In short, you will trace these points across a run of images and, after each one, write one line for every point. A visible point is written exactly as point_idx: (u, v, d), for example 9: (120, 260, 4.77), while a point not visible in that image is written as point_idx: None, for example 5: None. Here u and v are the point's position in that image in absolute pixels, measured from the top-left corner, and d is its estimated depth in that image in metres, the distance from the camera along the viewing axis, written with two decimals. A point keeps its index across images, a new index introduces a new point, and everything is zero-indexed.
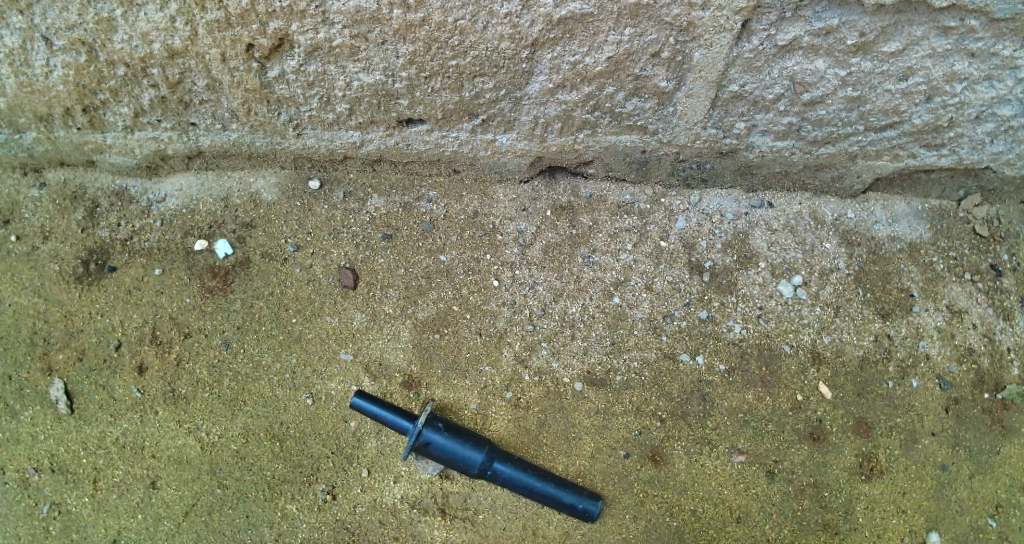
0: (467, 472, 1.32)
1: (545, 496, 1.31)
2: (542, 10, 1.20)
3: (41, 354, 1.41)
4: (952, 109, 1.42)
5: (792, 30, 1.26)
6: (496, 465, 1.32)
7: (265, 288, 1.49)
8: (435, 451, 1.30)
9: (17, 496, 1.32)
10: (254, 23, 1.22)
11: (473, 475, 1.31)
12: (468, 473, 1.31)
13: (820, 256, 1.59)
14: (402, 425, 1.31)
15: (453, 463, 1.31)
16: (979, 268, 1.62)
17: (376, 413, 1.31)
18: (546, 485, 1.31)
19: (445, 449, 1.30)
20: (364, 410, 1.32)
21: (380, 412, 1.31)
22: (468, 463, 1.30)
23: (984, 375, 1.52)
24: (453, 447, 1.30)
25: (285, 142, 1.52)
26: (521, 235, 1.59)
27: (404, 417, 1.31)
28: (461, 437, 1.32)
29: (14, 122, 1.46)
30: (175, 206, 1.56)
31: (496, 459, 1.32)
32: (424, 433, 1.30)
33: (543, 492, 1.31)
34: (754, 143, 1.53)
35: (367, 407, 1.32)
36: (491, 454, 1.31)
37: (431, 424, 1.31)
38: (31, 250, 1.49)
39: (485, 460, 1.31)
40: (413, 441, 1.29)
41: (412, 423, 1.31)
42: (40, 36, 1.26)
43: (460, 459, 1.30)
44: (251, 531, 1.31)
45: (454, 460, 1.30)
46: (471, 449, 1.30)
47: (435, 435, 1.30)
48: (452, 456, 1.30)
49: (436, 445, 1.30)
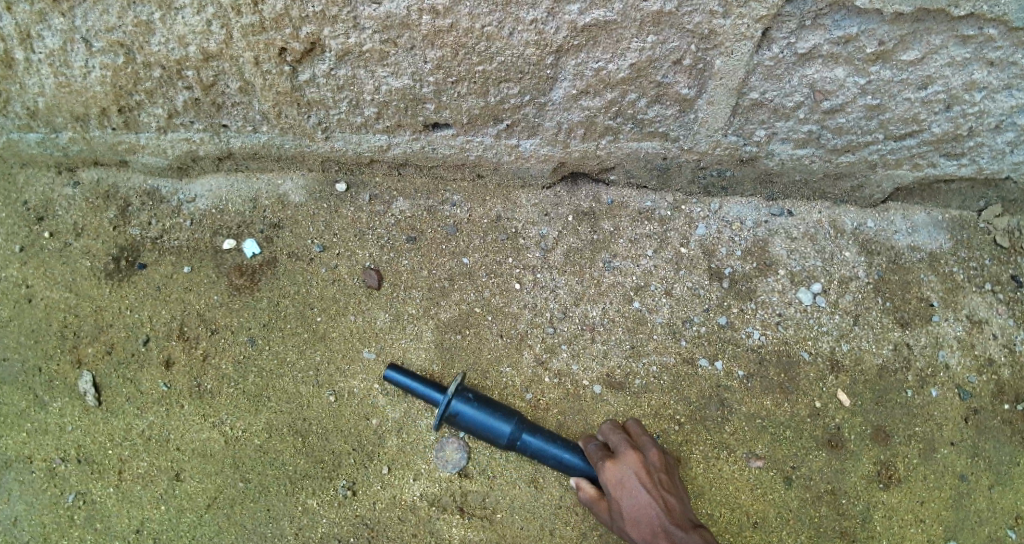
0: (496, 444, 1.33)
1: (576, 470, 1.32)
2: (567, 17, 1.23)
3: (71, 347, 1.45)
4: (972, 118, 1.42)
5: (811, 38, 1.28)
6: (525, 437, 1.33)
7: (290, 287, 1.52)
8: (464, 422, 1.32)
9: (44, 485, 1.35)
10: (287, 28, 1.26)
11: (502, 446, 1.33)
12: (497, 444, 1.33)
13: (839, 264, 1.60)
14: (432, 397, 1.34)
15: (483, 434, 1.32)
16: (1000, 279, 1.62)
17: (409, 385, 1.36)
18: (576, 459, 1.32)
19: (473, 420, 1.32)
20: (397, 382, 1.37)
21: (412, 385, 1.36)
22: (496, 434, 1.31)
23: (1004, 385, 1.52)
24: (482, 417, 1.32)
25: (313, 145, 1.56)
26: (543, 239, 1.61)
27: (434, 389, 1.35)
28: (490, 408, 1.33)
29: (51, 121, 1.51)
30: (204, 206, 1.60)
31: (524, 431, 1.33)
32: (453, 404, 1.32)
33: (574, 465, 1.32)
34: (774, 150, 1.54)
35: (399, 380, 1.37)
36: (519, 425, 1.32)
37: (459, 395, 1.33)
38: (64, 247, 1.53)
39: (514, 432, 1.32)
40: (442, 411, 1.30)
41: (441, 395, 1.33)
42: (80, 38, 1.31)
43: (489, 430, 1.32)
44: (271, 525, 1.33)
45: (484, 431, 1.32)
46: (500, 420, 1.32)
47: (463, 405, 1.32)
48: (480, 427, 1.32)
49: (464, 416, 1.32)
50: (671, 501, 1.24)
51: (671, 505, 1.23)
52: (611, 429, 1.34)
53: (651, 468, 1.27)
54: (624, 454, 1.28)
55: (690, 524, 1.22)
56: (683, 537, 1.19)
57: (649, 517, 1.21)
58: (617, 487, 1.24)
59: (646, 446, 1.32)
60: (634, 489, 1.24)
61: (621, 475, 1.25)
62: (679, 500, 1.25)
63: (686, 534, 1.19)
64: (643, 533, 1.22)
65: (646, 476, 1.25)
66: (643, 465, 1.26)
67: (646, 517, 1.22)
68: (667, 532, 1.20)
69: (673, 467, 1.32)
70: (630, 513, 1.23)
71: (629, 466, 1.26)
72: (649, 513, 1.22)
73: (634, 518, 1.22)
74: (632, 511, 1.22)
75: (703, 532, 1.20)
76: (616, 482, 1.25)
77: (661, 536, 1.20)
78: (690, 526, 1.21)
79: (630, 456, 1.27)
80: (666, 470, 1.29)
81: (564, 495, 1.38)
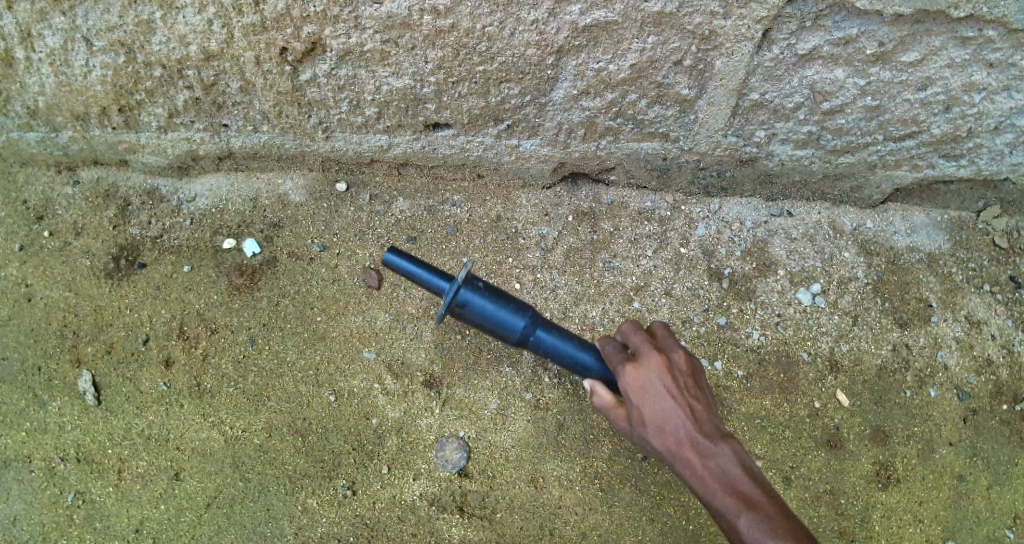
0: (506, 338, 1.17)
1: (592, 372, 1.20)
2: (568, 18, 1.23)
3: (70, 346, 1.45)
4: (971, 119, 1.43)
5: (811, 39, 1.28)
6: (539, 333, 1.18)
7: (290, 286, 1.52)
8: (474, 314, 1.14)
9: (43, 484, 1.35)
10: (289, 27, 1.26)
11: (513, 340, 1.17)
12: (507, 338, 1.17)
13: (838, 265, 1.60)
14: (437, 285, 1.13)
15: (493, 326, 1.15)
16: (998, 280, 1.63)
17: (409, 271, 1.14)
18: (593, 359, 1.20)
19: (484, 313, 1.13)
20: (395, 266, 1.15)
21: (412, 269, 1.14)
22: (509, 327, 1.15)
23: (1003, 386, 1.52)
24: (495, 310, 1.13)
25: (314, 144, 1.56)
26: (543, 239, 1.61)
27: (439, 275, 1.13)
28: (503, 299, 1.15)
29: (51, 121, 1.51)
30: (205, 206, 1.60)
31: (539, 326, 1.18)
32: (462, 293, 1.12)
33: (589, 366, 1.20)
34: (774, 151, 1.55)
35: (398, 263, 1.15)
36: (535, 319, 1.17)
37: (469, 283, 1.13)
38: (64, 246, 1.53)
39: (528, 326, 1.16)
40: (449, 301, 1.11)
41: (449, 282, 1.13)
42: (81, 37, 1.31)
43: (501, 324, 1.14)
44: (270, 524, 1.33)
45: (493, 325, 1.15)
46: (514, 313, 1.14)
47: (474, 295, 1.12)
48: (491, 320, 1.14)
49: (475, 307, 1.13)
50: (699, 409, 1.06)
51: (699, 414, 1.05)
52: (635, 330, 1.16)
53: (677, 373, 1.09)
54: (646, 357, 1.10)
55: (721, 433, 1.04)
56: (712, 447, 1.01)
57: (674, 423, 1.04)
58: (638, 392, 1.07)
59: (673, 349, 1.14)
60: (659, 395, 1.06)
61: (643, 380, 1.08)
62: (709, 408, 1.08)
63: (715, 444, 1.02)
64: (667, 442, 1.05)
65: (671, 382, 1.07)
66: (669, 369, 1.09)
67: (671, 424, 1.04)
68: (694, 443, 1.02)
69: (703, 375, 1.14)
70: (652, 420, 1.05)
71: (653, 368, 1.08)
72: (674, 420, 1.04)
73: (657, 425, 1.05)
74: (654, 419, 1.05)
75: (735, 443, 1.03)
76: (636, 386, 1.08)
77: (687, 447, 1.02)
78: (720, 436, 1.03)
79: (653, 358, 1.10)
80: (694, 375, 1.11)
81: (563, 495, 1.38)
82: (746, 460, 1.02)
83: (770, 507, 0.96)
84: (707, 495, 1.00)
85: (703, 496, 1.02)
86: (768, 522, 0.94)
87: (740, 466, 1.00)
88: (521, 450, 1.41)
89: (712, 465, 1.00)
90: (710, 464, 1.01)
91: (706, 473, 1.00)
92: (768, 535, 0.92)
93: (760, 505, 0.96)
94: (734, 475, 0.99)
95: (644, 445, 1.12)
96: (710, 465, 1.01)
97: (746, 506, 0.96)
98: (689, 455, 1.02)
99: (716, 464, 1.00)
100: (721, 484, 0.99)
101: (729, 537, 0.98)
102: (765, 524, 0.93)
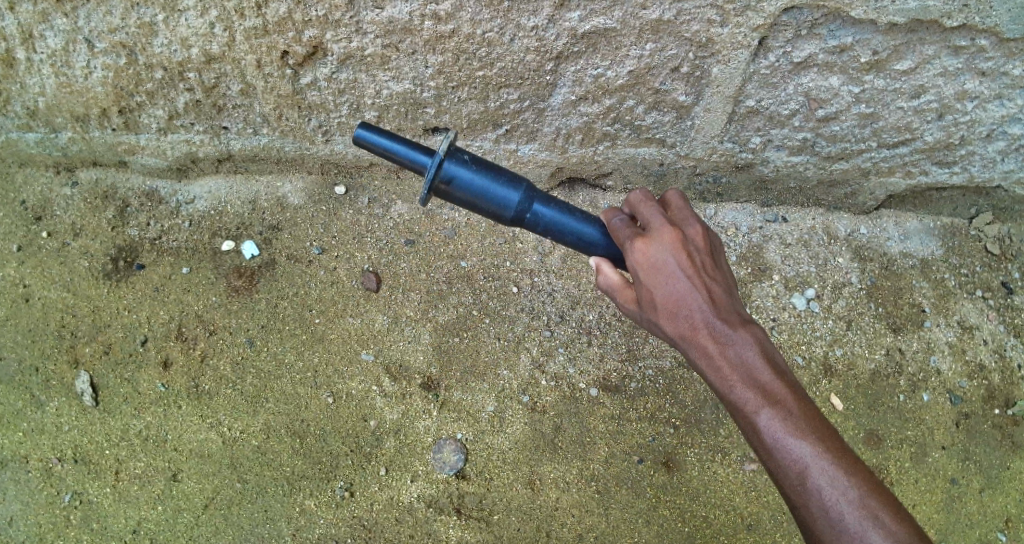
0: (500, 217, 1.03)
1: (597, 248, 1.08)
2: (567, 24, 1.25)
3: (68, 347, 1.45)
4: (964, 127, 1.45)
5: (807, 47, 1.30)
6: (537, 208, 1.04)
7: (289, 288, 1.53)
8: (462, 192, 0.99)
9: (40, 485, 1.34)
10: (290, 31, 1.27)
11: (508, 220, 1.03)
12: (501, 217, 1.03)
13: (832, 270, 1.62)
14: (418, 161, 0.99)
15: (485, 206, 1.01)
16: (990, 285, 1.65)
17: (385, 148, 1.00)
18: (598, 233, 1.07)
19: (474, 189, 0.99)
20: (369, 144, 1.01)
21: (389, 146, 1.00)
22: (503, 204, 1.01)
23: (994, 390, 1.54)
24: (485, 186, 0.99)
25: (313, 147, 1.58)
26: (540, 243, 1.62)
27: (419, 150, 0.99)
28: (493, 172, 1.00)
29: (51, 121, 1.51)
30: (203, 207, 1.60)
31: (536, 201, 1.04)
32: (447, 167, 0.98)
33: (595, 242, 1.08)
34: (769, 158, 1.56)
35: (373, 141, 1.01)
36: (531, 193, 1.03)
37: (454, 156, 0.98)
38: (62, 247, 1.53)
39: (525, 201, 1.02)
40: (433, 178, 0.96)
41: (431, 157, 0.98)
42: (83, 38, 1.31)
43: (493, 200, 1.00)
44: (268, 525, 1.33)
45: (486, 202, 1.00)
46: (507, 186, 1.00)
47: (461, 169, 0.98)
48: (482, 197, 1.00)
49: (463, 183, 0.98)
50: (717, 291, 0.95)
51: (717, 296, 0.95)
52: (645, 202, 1.03)
53: (693, 251, 0.97)
54: (658, 232, 0.97)
55: (739, 318, 0.95)
56: (730, 334, 0.92)
57: (690, 306, 0.93)
58: (650, 271, 0.95)
59: (687, 225, 1.02)
60: (673, 275, 0.94)
61: (655, 257, 0.95)
62: (727, 291, 0.98)
63: (733, 330, 0.93)
64: (680, 328, 0.94)
65: (687, 260, 0.95)
66: (684, 246, 0.96)
67: (685, 306, 0.94)
68: (711, 328, 0.93)
69: (718, 251, 1.03)
70: (664, 302, 0.95)
71: (665, 244, 0.96)
72: (689, 301, 0.94)
73: (670, 310, 0.94)
74: (668, 302, 0.94)
75: (756, 329, 0.94)
76: (647, 264, 0.95)
77: (704, 333, 0.93)
78: (738, 321, 0.94)
79: (667, 233, 0.97)
80: (710, 253, 1.00)
81: (560, 497, 1.38)
82: (767, 349, 0.93)
83: (792, 402, 0.88)
84: (723, 386, 0.92)
85: (718, 387, 0.93)
86: (790, 419, 0.86)
87: (762, 358, 0.91)
88: (518, 452, 1.42)
89: (730, 354, 0.92)
90: (728, 353, 0.92)
91: (724, 363, 0.92)
92: (790, 432, 0.85)
93: (781, 400, 0.88)
94: (754, 367, 0.91)
95: (652, 329, 1.02)
96: (728, 353, 0.92)
97: (767, 401, 0.88)
98: (705, 342, 0.93)
99: (735, 352, 0.92)
100: (741, 376, 0.90)
101: (745, 431, 0.91)
102: (787, 422, 0.86)
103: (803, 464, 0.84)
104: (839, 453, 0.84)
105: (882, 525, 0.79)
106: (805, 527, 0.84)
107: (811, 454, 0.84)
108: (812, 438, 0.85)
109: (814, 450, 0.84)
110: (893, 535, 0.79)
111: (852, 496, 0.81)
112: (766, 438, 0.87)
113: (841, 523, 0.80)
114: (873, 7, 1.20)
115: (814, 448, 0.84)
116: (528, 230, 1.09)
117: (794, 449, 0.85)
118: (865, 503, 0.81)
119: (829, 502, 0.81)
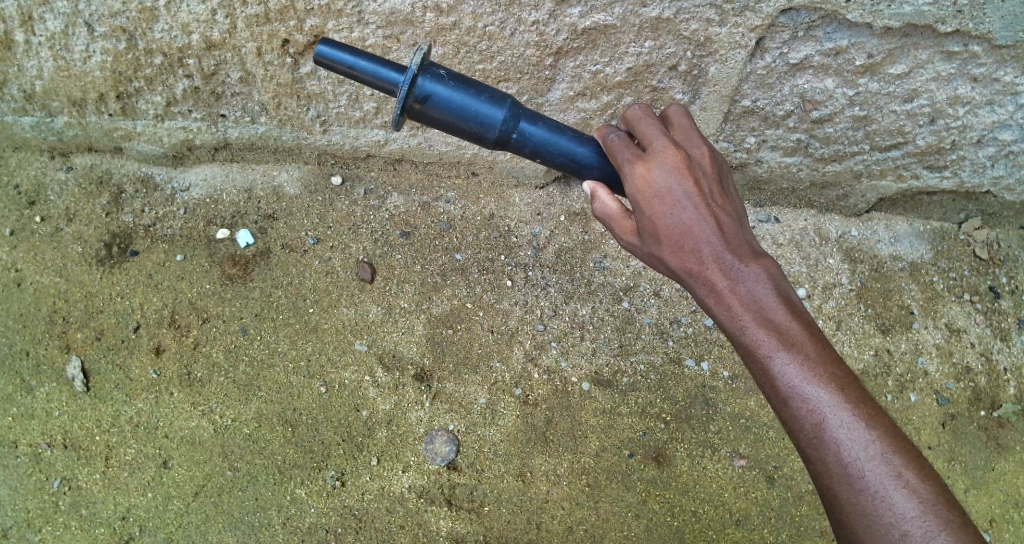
0: (482, 140, 0.96)
1: (591, 170, 1.01)
2: (567, 20, 1.27)
3: (60, 332, 1.44)
4: (955, 132, 1.47)
5: (803, 49, 1.32)
6: (523, 126, 0.97)
7: (284, 278, 1.53)
8: (438, 110, 0.91)
9: (29, 470, 1.33)
10: (292, 20, 1.29)
11: (491, 142, 0.96)
12: (483, 140, 0.96)
13: (822, 271, 1.64)
14: (388, 79, 0.91)
15: (466, 126, 0.93)
16: (978, 290, 1.67)
17: (351, 66, 0.92)
18: (591, 153, 1.00)
19: (453, 107, 0.91)
20: (333, 62, 0.92)
21: (356, 64, 0.92)
22: (485, 123, 0.93)
23: (981, 393, 1.57)
24: (464, 103, 0.91)
25: (311, 137, 1.59)
26: (535, 238, 1.64)
27: (389, 66, 0.92)
28: (472, 88, 0.93)
29: (48, 105, 1.51)
30: (198, 195, 1.60)
31: (522, 118, 0.96)
32: (421, 84, 0.90)
33: (587, 163, 1.01)
34: (764, 158, 1.58)
35: (337, 60, 0.93)
36: (516, 110, 0.95)
37: (429, 73, 0.91)
38: (54, 232, 1.52)
39: (509, 119, 0.94)
40: (405, 93, 0.89)
41: (402, 74, 0.91)
42: (83, 22, 1.31)
43: (474, 120, 0.93)
44: (258, 514, 1.32)
45: (466, 121, 0.93)
46: (487, 101, 0.93)
47: (436, 86, 0.90)
48: (461, 116, 0.92)
49: (440, 100, 0.91)
50: (725, 220, 0.91)
51: (726, 226, 0.91)
52: (645, 119, 0.97)
53: (699, 176, 0.92)
54: (661, 153, 0.92)
55: (750, 250, 0.91)
56: (740, 270, 0.89)
57: (696, 238, 0.89)
58: (653, 199, 0.90)
59: (691, 146, 0.97)
60: (680, 205, 0.90)
61: (660, 183, 0.90)
62: (736, 219, 0.93)
63: (744, 266, 0.89)
64: (687, 261, 0.90)
65: (694, 187, 0.90)
66: (690, 170, 0.91)
67: (692, 239, 0.90)
68: (720, 263, 0.89)
69: (728, 177, 0.98)
70: (669, 233, 0.91)
71: (670, 168, 0.91)
72: (696, 233, 0.90)
73: (678, 241, 0.90)
74: (674, 233, 0.90)
75: (769, 264, 0.90)
76: (652, 190, 0.90)
77: (712, 269, 0.89)
78: (750, 255, 0.90)
79: (671, 155, 0.92)
80: (716, 176, 0.95)
81: (550, 489, 1.39)
82: (780, 285, 0.89)
83: (808, 345, 0.85)
84: (733, 326, 0.89)
85: (727, 326, 0.90)
86: (807, 365, 0.83)
87: (775, 295, 0.88)
88: (509, 445, 1.42)
89: (741, 292, 0.88)
90: (738, 289, 0.88)
91: (735, 301, 0.88)
92: (805, 378, 0.83)
93: (797, 343, 0.85)
94: (767, 305, 0.87)
95: (652, 263, 0.98)
96: (738, 290, 0.88)
97: (783, 345, 0.85)
98: (713, 279, 0.89)
99: (746, 290, 0.88)
100: (754, 316, 0.87)
101: (756, 374, 0.88)
102: (803, 367, 0.83)
103: (820, 415, 0.81)
104: (857, 402, 0.81)
105: (903, 482, 0.77)
106: (819, 481, 0.82)
107: (830, 404, 0.81)
108: (830, 385, 0.82)
109: (832, 399, 0.81)
110: (915, 492, 0.77)
111: (873, 450, 0.78)
112: (780, 384, 0.84)
113: (860, 479, 0.78)
114: (869, 11, 1.22)
115: (832, 397, 0.81)
116: (514, 154, 1.02)
117: (811, 398, 0.82)
118: (885, 459, 0.78)
119: (847, 456, 0.79)
